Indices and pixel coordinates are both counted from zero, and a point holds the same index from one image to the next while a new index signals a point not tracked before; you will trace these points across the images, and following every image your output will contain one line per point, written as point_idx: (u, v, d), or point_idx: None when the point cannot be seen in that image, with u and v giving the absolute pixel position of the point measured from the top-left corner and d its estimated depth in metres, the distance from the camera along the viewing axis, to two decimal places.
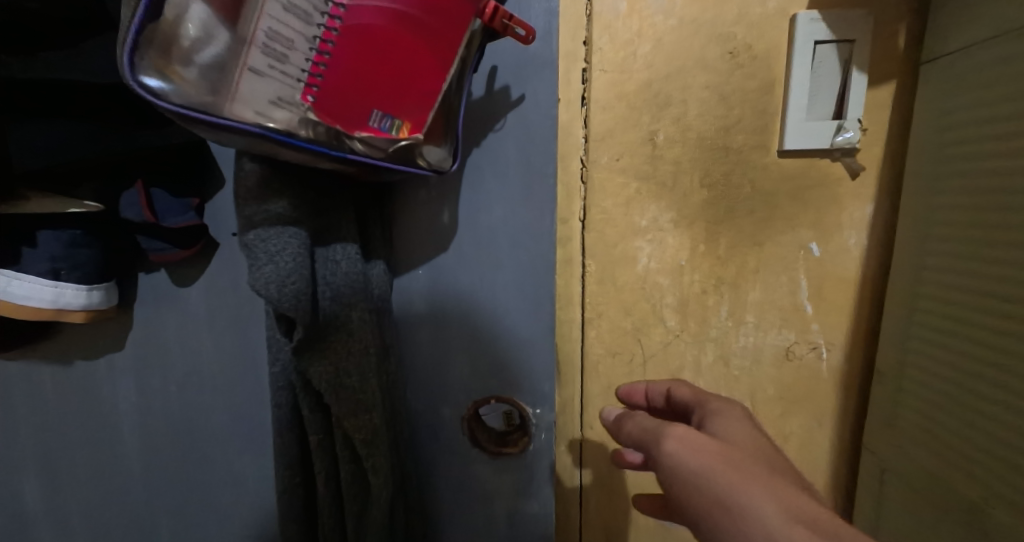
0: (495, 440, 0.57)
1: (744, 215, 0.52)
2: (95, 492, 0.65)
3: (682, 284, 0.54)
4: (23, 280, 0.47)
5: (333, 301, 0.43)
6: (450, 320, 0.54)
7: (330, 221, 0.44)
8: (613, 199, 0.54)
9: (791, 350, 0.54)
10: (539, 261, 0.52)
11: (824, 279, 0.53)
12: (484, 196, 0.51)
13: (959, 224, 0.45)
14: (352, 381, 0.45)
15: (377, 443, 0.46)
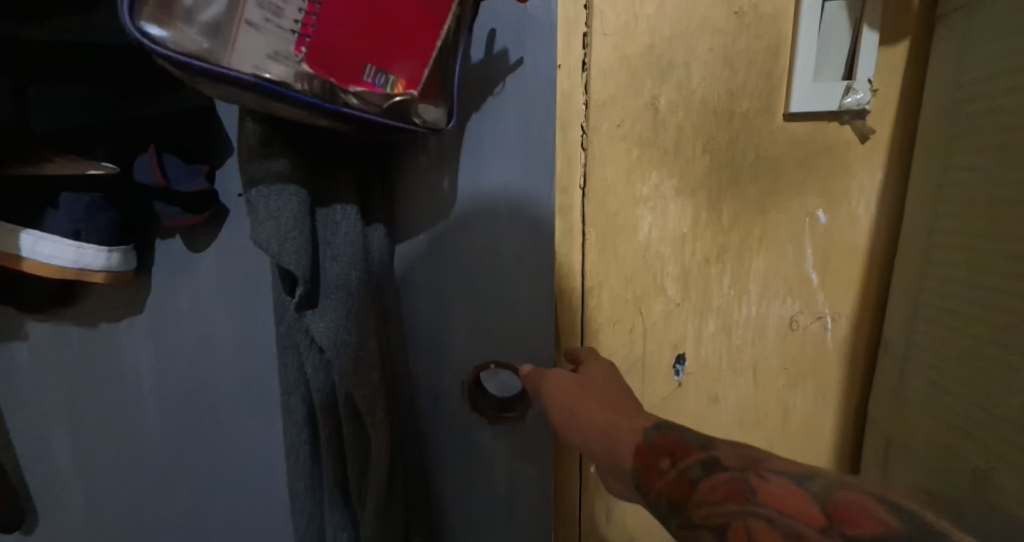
0: (495, 404, 0.57)
1: (749, 181, 0.51)
2: (121, 452, 0.68)
3: (684, 254, 0.53)
4: (49, 240, 0.49)
5: (332, 262, 0.44)
6: (451, 289, 0.53)
7: (329, 182, 0.45)
8: (614, 167, 0.50)
9: (795, 320, 0.54)
10: (540, 229, 0.49)
11: (831, 250, 0.52)
12: (483, 160, 0.49)
13: (970, 187, 0.44)
14: (353, 340, 0.45)
15: (376, 402, 0.47)
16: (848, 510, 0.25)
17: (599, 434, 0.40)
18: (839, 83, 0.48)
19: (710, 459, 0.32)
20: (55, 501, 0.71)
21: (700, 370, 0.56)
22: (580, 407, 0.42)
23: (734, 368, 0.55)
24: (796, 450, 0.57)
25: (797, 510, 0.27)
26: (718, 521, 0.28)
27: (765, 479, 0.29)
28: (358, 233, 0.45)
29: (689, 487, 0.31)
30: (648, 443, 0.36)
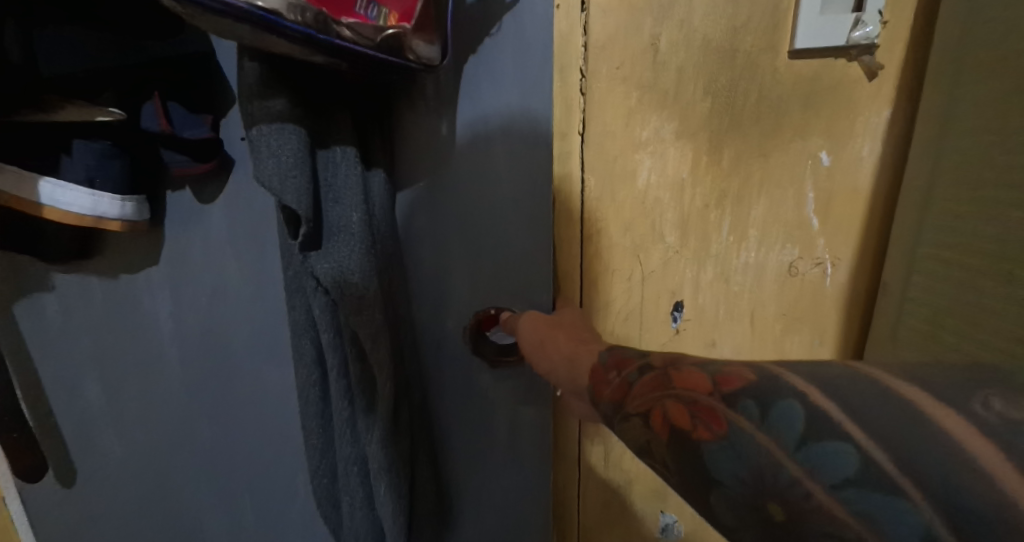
0: (496, 348, 0.57)
1: (751, 122, 0.50)
2: (150, 395, 0.72)
3: (683, 200, 0.52)
4: (66, 189, 0.51)
5: (334, 204, 0.44)
6: (453, 236, 0.53)
7: (329, 121, 0.44)
8: (613, 112, 0.49)
9: (794, 266, 0.55)
10: (531, 173, 0.49)
11: (832, 195, 0.52)
12: (479, 103, 0.48)
13: (977, 127, 0.43)
14: (356, 279, 0.44)
15: (379, 340, 0.48)
16: (729, 377, 0.32)
17: (564, 362, 0.45)
18: (848, 16, 0.47)
19: (644, 365, 0.38)
20: (89, 442, 0.75)
21: (698, 316, 0.56)
22: (548, 339, 0.47)
23: (732, 314, 0.56)
24: None
25: (695, 385, 0.34)
26: (645, 407, 0.36)
27: (679, 370, 0.36)
28: (358, 175, 0.45)
29: (627, 389, 0.37)
30: (602, 362, 0.41)
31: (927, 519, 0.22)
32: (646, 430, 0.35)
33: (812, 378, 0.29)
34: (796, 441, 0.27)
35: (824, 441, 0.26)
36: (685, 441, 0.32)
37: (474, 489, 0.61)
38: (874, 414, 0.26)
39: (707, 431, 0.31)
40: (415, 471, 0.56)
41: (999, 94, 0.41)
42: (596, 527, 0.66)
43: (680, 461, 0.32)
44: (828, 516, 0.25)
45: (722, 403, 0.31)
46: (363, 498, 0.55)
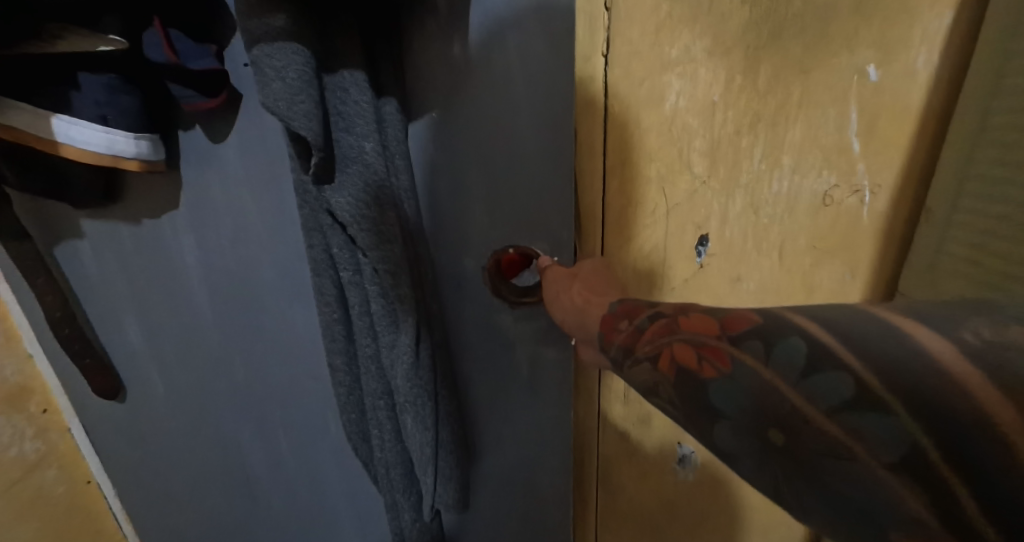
0: (518, 288, 0.56)
1: (793, 34, 0.45)
2: (185, 334, 0.75)
3: (713, 125, 0.49)
4: (80, 126, 0.51)
5: (346, 133, 0.43)
6: (469, 169, 0.51)
7: (334, 42, 0.41)
8: (640, 28, 0.46)
9: (830, 195, 0.50)
10: (557, 98, 0.47)
11: (880, 111, 0.47)
12: (496, 22, 0.45)
13: None
14: (373, 212, 0.44)
15: (399, 276, 0.47)
16: (738, 320, 0.31)
17: (575, 310, 0.44)
18: None
19: (655, 313, 0.36)
20: (134, 377, 0.79)
21: (723, 250, 0.54)
22: (562, 287, 0.47)
23: (759, 246, 0.53)
24: None
25: (703, 328, 0.32)
26: (653, 350, 0.34)
27: (689, 315, 0.34)
28: (370, 103, 0.43)
29: (638, 334, 0.36)
30: (613, 311, 0.40)
31: (906, 427, 0.24)
32: (655, 372, 0.34)
33: (821, 320, 0.28)
34: (800, 373, 0.27)
35: (824, 372, 0.26)
36: (691, 380, 0.31)
37: (496, 424, 0.63)
38: (902, 362, 0.24)
39: (713, 369, 0.30)
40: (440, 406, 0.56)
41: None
42: (614, 458, 0.67)
43: (687, 402, 0.32)
44: (821, 436, 0.26)
45: (730, 344, 0.30)
46: (392, 432, 0.57)
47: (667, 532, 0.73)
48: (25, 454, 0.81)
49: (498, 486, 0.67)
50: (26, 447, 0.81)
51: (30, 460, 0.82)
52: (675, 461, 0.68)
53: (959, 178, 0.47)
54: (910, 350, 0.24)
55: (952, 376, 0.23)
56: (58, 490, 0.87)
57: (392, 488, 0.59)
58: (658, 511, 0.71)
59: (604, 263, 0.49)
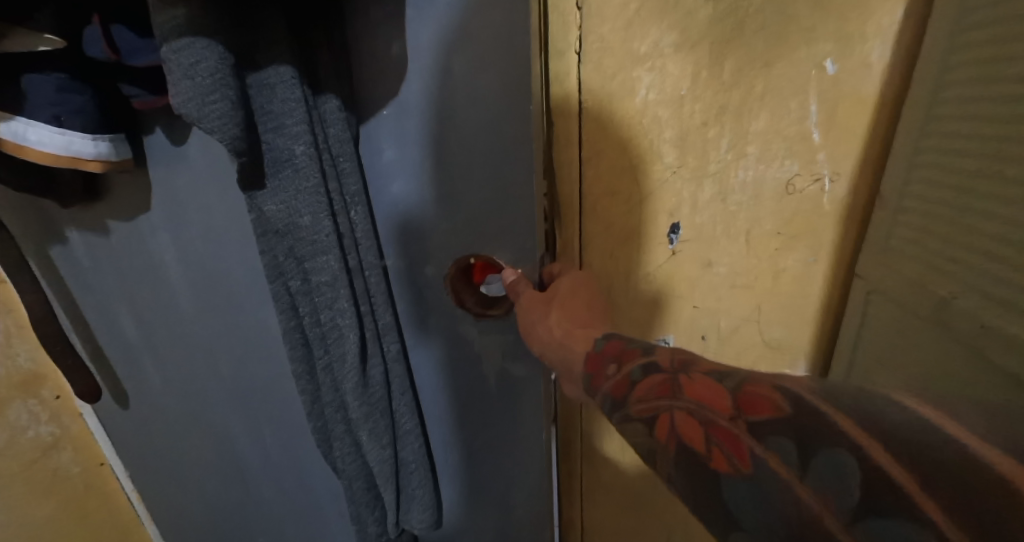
0: (482, 301, 0.53)
1: (755, 29, 0.47)
2: (170, 327, 0.73)
3: (682, 116, 0.51)
4: (32, 127, 0.46)
5: (275, 134, 0.40)
6: (424, 170, 0.47)
7: (258, 35, 0.37)
8: (611, 24, 0.47)
9: (792, 183, 0.53)
10: (504, 96, 0.42)
11: (839, 101, 0.49)
12: (436, 11, 0.41)
13: (985, 48, 0.41)
14: (305, 221, 0.42)
15: (337, 286, 0.46)
16: (757, 401, 0.32)
17: (554, 344, 0.46)
18: None
19: (649, 363, 0.39)
20: (133, 364, 0.80)
21: (695, 236, 0.56)
22: (538, 314, 0.47)
23: (729, 232, 0.56)
24: (781, 309, 0.60)
25: (715, 404, 0.33)
26: (651, 413, 0.36)
27: (692, 378, 0.36)
28: (301, 102, 0.40)
29: (629, 385, 0.39)
30: (597, 350, 0.43)
31: None
32: (651, 438, 0.36)
33: (856, 411, 0.28)
34: (856, 509, 0.25)
35: (897, 522, 0.24)
36: (701, 467, 0.32)
37: (471, 429, 0.60)
38: (920, 446, 0.25)
39: (730, 465, 0.31)
40: (396, 418, 0.55)
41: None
42: (597, 436, 0.70)
43: (691, 482, 0.33)
44: None
45: (746, 433, 0.31)
46: (350, 445, 0.56)
47: (648, 504, 0.77)
48: (42, 436, 0.84)
49: (468, 496, 0.65)
50: (42, 430, 0.84)
51: (46, 442, 0.85)
52: None
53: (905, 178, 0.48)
54: (938, 437, 0.25)
55: (965, 458, 0.24)
56: (74, 470, 0.90)
57: (352, 502, 0.57)
58: (639, 484, 0.75)
59: (582, 281, 0.50)
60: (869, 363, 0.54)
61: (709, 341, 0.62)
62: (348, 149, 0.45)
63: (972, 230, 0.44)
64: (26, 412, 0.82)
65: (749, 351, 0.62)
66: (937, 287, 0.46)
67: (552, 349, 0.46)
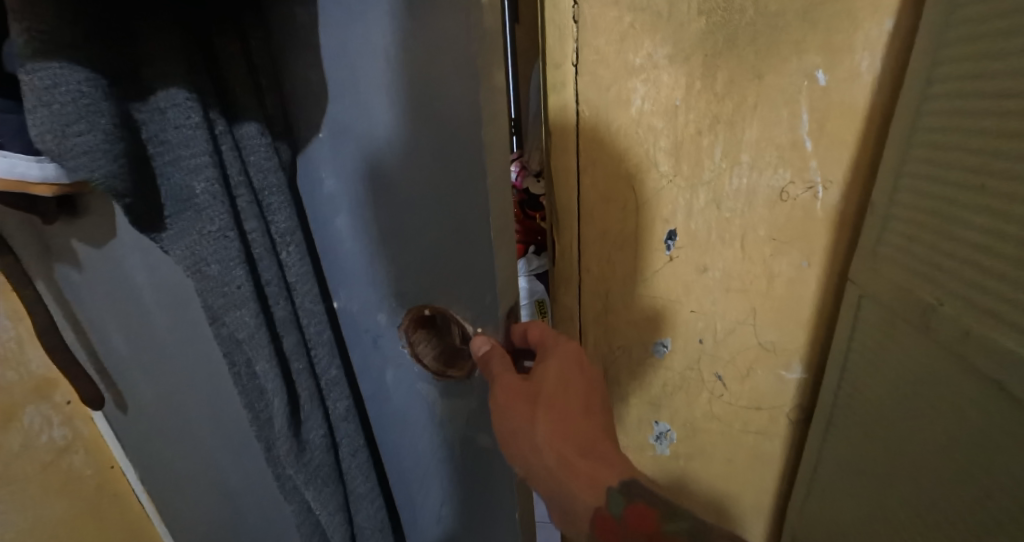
0: (440, 358, 0.42)
1: (746, 41, 0.48)
2: (143, 351, 0.66)
3: (676, 126, 0.52)
4: None
5: (172, 168, 0.32)
6: (366, 205, 0.37)
7: (138, 49, 0.30)
8: (606, 37, 0.49)
9: (786, 191, 0.54)
10: (460, 126, 0.32)
11: (829, 111, 0.50)
12: (374, 7, 0.30)
13: (966, 62, 0.42)
14: (212, 273, 0.34)
15: (257, 348, 0.37)
16: None
17: (545, 473, 0.40)
18: None
19: None
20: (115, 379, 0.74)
21: (690, 241, 0.58)
22: (527, 432, 0.39)
23: (723, 237, 0.57)
24: (777, 313, 0.61)
25: None
26: None
27: None
28: (201, 130, 0.32)
29: None
30: (617, 516, 0.40)
31: None
32: None
33: None
34: None
35: None
36: None
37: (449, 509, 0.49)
38: None
39: None
40: (347, 482, 0.48)
41: (997, 11, 0.39)
42: None
43: None
44: None
45: None
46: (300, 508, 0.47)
47: None
48: None
49: None
50: (59, 433, 0.79)
51: None
52: (652, 438, 0.72)
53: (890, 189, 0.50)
54: None
55: None
56: None
57: None
58: None
59: (578, 371, 0.41)
60: (861, 367, 0.55)
61: (705, 344, 0.64)
62: (275, 179, 0.36)
63: (957, 239, 0.44)
64: (40, 417, 0.76)
65: (744, 354, 0.63)
66: (924, 293, 0.47)
67: (541, 477, 0.40)
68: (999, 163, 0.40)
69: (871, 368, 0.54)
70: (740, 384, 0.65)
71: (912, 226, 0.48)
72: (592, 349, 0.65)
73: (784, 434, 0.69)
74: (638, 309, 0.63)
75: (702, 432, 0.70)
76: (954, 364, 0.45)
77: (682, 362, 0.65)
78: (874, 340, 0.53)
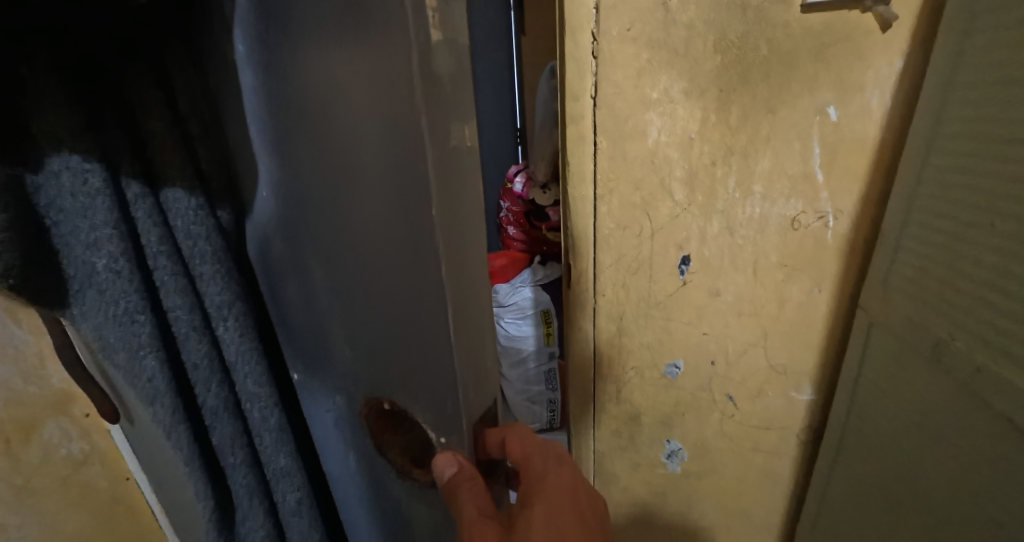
0: (407, 455, 0.44)
1: (761, 78, 0.50)
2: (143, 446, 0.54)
3: (691, 156, 0.54)
4: None
5: (70, 247, 0.33)
6: (309, 255, 0.41)
7: (25, 122, 0.29)
8: (623, 72, 0.52)
9: (798, 219, 0.56)
10: (418, 211, 0.32)
11: (840, 145, 0.52)
12: (297, 82, 0.34)
13: (971, 103, 0.42)
14: (118, 344, 0.36)
15: (167, 412, 0.38)
16: None
17: None
18: None
19: None
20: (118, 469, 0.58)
21: (704, 267, 0.60)
22: None
23: (735, 263, 0.59)
24: (787, 336, 0.62)
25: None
26: None
27: None
28: (100, 200, 0.32)
29: None
30: None
31: None
32: None
33: None
34: None
35: None
36: None
37: None
38: None
39: None
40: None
41: (999, 57, 0.40)
42: (608, 450, 0.75)
43: None
44: None
45: None
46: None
47: (663, 518, 0.79)
48: None
49: None
50: (75, 447, 0.53)
51: None
52: (663, 455, 0.74)
53: (902, 222, 0.51)
54: None
55: None
56: None
57: None
58: (650, 497, 0.78)
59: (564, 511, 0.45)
60: (872, 387, 0.57)
61: (717, 365, 0.65)
62: (206, 246, 0.37)
63: (967, 275, 0.44)
64: (58, 430, 0.51)
65: (755, 375, 0.65)
66: (934, 325, 0.47)
67: None
68: (1006, 205, 0.40)
69: (883, 391, 0.55)
70: (750, 404, 0.67)
71: (923, 258, 0.49)
72: (605, 366, 0.68)
73: (794, 454, 0.70)
74: (651, 331, 0.65)
75: (712, 450, 0.72)
76: (964, 398, 0.45)
77: (693, 382, 0.67)
78: (886, 367, 0.54)
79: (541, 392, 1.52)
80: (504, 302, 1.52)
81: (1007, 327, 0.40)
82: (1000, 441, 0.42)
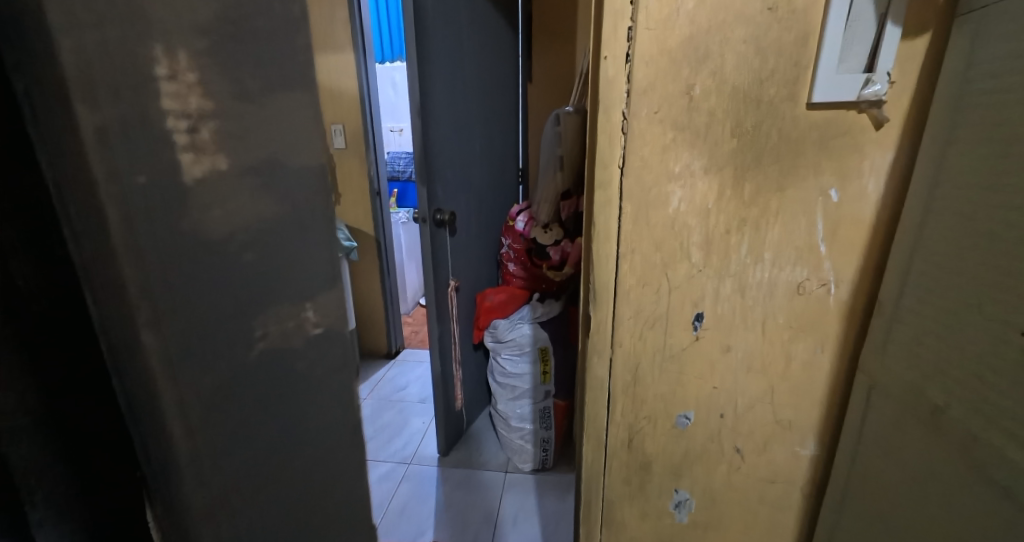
0: None
1: (771, 161, 0.57)
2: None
3: (708, 224, 0.60)
4: None
5: None
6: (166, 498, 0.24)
7: None
8: (650, 147, 0.59)
9: (803, 285, 0.61)
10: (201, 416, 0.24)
11: (840, 222, 0.58)
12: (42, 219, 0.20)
13: (958, 198, 0.48)
14: None
15: None
16: None
17: None
18: (859, 75, 0.53)
19: None
20: None
21: (716, 323, 0.65)
22: None
23: (746, 321, 0.64)
24: (794, 393, 0.67)
25: None
26: None
27: None
28: None
29: None
30: None
31: None
32: None
33: None
34: None
35: None
36: None
37: None
38: None
39: None
40: None
41: (984, 164, 0.45)
42: (618, 499, 0.78)
43: None
44: None
45: None
46: None
47: None
48: None
49: None
50: None
51: None
52: (671, 505, 0.76)
53: (896, 293, 0.56)
54: None
55: None
56: None
57: None
58: None
59: None
60: (875, 447, 0.60)
61: (726, 418, 0.69)
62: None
63: (958, 349, 0.48)
64: None
65: (761, 429, 0.69)
66: (933, 394, 0.51)
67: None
68: (994, 292, 0.44)
69: (884, 450, 0.59)
70: (756, 457, 0.70)
71: (918, 330, 0.53)
72: (620, 414, 0.72)
73: (798, 508, 0.73)
74: (663, 383, 0.69)
75: (720, 502, 0.74)
76: (960, 466, 0.48)
77: (703, 433, 0.71)
78: (886, 427, 0.58)
79: (537, 431, 1.54)
80: (503, 337, 1.54)
81: (1000, 401, 0.43)
82: (995, 510, 0.44)
